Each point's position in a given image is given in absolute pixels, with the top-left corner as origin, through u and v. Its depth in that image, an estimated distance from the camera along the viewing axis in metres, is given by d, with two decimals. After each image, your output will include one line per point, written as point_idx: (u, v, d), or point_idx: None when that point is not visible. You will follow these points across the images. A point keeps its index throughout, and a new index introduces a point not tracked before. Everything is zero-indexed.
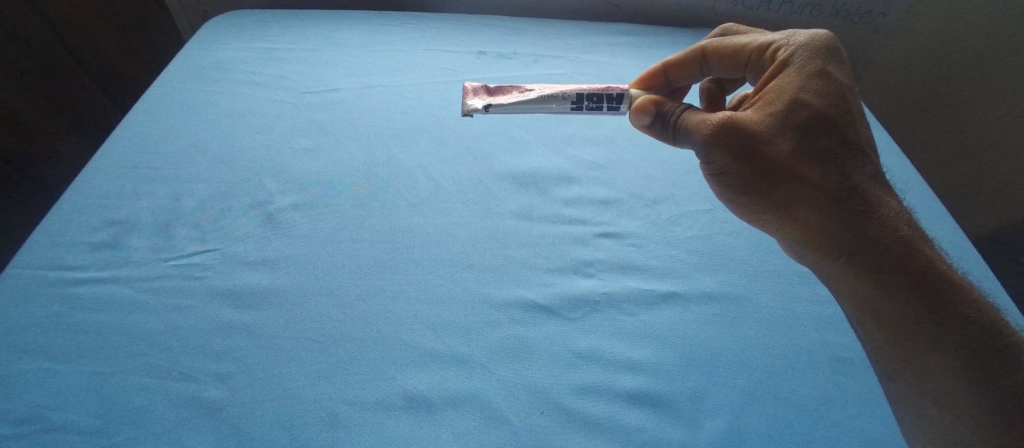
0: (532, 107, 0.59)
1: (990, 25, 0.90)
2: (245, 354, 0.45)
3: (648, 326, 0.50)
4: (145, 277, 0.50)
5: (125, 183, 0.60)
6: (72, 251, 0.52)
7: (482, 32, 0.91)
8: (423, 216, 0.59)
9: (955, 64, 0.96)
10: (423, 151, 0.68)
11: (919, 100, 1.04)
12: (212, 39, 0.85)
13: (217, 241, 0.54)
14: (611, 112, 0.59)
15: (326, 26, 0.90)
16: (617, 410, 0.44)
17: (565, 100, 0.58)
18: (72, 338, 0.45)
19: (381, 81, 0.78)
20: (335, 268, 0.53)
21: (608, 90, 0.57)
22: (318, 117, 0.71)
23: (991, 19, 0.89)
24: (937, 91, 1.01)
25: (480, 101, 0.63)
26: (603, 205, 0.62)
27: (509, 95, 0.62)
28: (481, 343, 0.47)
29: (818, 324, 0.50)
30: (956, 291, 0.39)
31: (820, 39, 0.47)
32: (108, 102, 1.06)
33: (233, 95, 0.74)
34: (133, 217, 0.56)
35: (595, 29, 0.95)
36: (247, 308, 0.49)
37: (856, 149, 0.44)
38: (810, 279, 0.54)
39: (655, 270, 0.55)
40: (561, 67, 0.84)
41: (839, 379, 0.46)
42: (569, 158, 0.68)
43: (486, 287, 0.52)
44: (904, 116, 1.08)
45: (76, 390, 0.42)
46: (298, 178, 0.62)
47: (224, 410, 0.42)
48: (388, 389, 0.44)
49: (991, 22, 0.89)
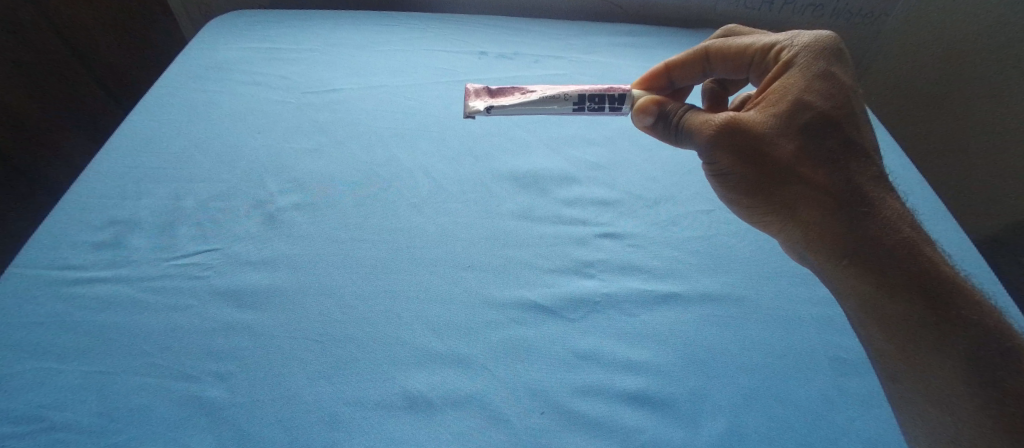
0: (533, 108, 0.59)
1: (995, 25, 0.89)
2: (247, 354, 0.45)
3: (648, 327, 0.50)
4: (146, 277, 0.50)
5: (127, 182, 0.60)
6: (75, 249, 0.52)
7: (482, 32, 0.91)
8: (424, 216, 0.59)
9: (958, 66, 0.96)
10: (424, 151, 0.68)
11: (921, 102, 1.04)
12: (214, 38, 0.85)
13: (219, 241, 0.54)
14: (612, 112, 0.59)
15: (328, 27, 0.90)
16: (617, 410, 0.44)
17: (566, 100, 0.58)
18: (74, 337, 0.45)
19: (382, 81, 0.78)
20: (335, 269, 0.53)
21: (610, 90, 0.57)
22: (319, 117, 0.71)
23: (995, 20, 0.89)
24: (939, 92, 1.00)
25: (483, 104, 0.62)
26: (604, 205, 0.62)
27: (509, 97, 0.62)
28: (481, 343, 0.47)
29: (818, 325, 0.50)
30: (958, 293, 0.39)
31: (823, 40, 0.47)
32: (109, 101, 1.05)
33: (235, 95, 0.74)
34: (135, 217, 0.56)
35: (596, 30, 0.95)
36: (249, 309, 0.49)
37: (858, 150, 0.44)
38: (811, 280, 0.54)
39: (655, 270, 0.55)
40: (561, 67, 0.84)
41: (840, 381, 0.46)
42: (569, 159, 0.68)
43: (486, 287, 0.52)
44: (906, 118, 1.07)
45: (78, 389, 0.42)
46: (300, 178, 0.62)
47: (223, 409, 0.42)
48: (388, 389, 0.44)
49: (996, 22, 0.89)
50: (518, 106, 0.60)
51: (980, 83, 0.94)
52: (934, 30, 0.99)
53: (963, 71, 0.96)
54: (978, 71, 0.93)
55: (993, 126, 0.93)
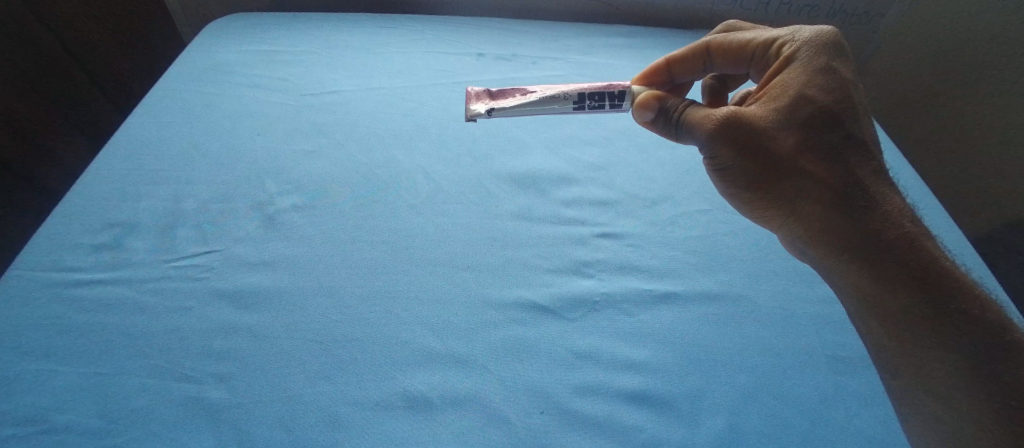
0: (534, 109, 0.60)
1: (987, 24, 0.90)
2: (246, 356, 0.45)
3: (647, 326, 0.50)
4: (146, 279, 0.50)
5: (125, 184, 0.60)
6: (73, 251, 0.52)
7: (480, 34, 0.91)
8: (423, 217, 0.59)
9: (954, 66, 0.97)
10: (423, 152, 0.68)
11: (919, 103, 1.04)
12: (213, 41, 0.86)
13: (218, 243, 0.55)
14: (612, 110, 0.59)
15: (326, 29, 0.90)
16: (617, 409, 0.44)
17: (566, 100, 0.59)
18: (72, 340, 0.45)
19: (381, 83, 0.79)
20: (335, 271, 0.53)
21: (609, 88, 0.58)
22: (317, 119, 0.72)
23: (990, 18, 0.90)
24: (935, 92, 1.01)
25: (484, 106, 0.63)
26: (602, 205, 0.62)
27: (510, 99, 0.62)
28: (480, 343, 0.47)
29: (817, 323, 0.50)
30: (959, 287, 0.39)
31: (825, 35, 0.47)
32: (104, 99, 1.05)
33: (233, 97, 0.74)
34: (134, 219, 0.56)
35: (594, 30, 0.95)
36: (248, 310, 0.49)
37: (860, 145, 0.44)
38: (809, 277, 0.55)
39: (653, 269, 0.55)
40: (560, 68, 0.84)
41: (839, 379, 0.46)
42: (568, 159, 0.68)
43: (486, 287, 0.52)
44: (903, 118, 1.08)
45: (76, 391, 0.42)
46: (299, 180, 0.63)
47: (223, 410, 0.42)
48: (388, 389, 0.44)
49: (991, 21, 0.90)
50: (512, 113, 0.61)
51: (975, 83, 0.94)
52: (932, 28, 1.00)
53: (958, 70, 0.96)
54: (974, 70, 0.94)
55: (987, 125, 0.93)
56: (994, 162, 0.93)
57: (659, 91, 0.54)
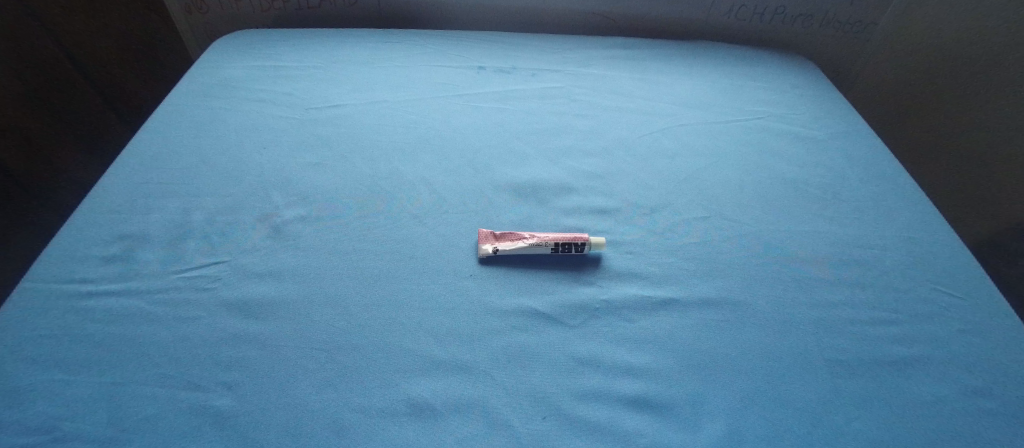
0: (518, 248, 0.57)
1: (992, 41, 1.00)
2: (253, 363, 0.46)
3: (648, 332, 0.51)
4: (156, 289, 0.52)
5: (136, 196, 0.61)
6: (85, 262, 0.53)
7: (480, 47, 0.93)
8: (425, 227, 0.60)
9: (965, 79, 1.06)
10: (425, 164, 0.69)
11: (930, 112, 1.14)
12: (219, 57, 0.88)
13: (226, 254, 0.56)
14: (573, 258, 0.58)
15: (331, 44, 0.92)
16: (619, 414, 0.44)
17: (544, 246, 0.57)
18: (82, 350, 0.46)
19: (384, 97, 0.80)
20: (338, 280, 0.54)
21: (576, 239, 0.58)
22: (322, 132, 0.73)
23: (998, 24, 0.98)
24: (947, 102, 1.10)
25: (487, 238, 0.58)
26: (602, 214, 0.63)
27: (505, 242, 0.58)
28: (482, 350, 0.48)
29: (815, 328, 0.51)
30: None
31: None
32: (104, 105, 1.15)
33: (241, 112, 0.76)
34: (144, 230, 0.57)
35: (591, 43, 0.97)
36: (257, 319, 0.50)
37: None
38: (805, 283, 0.56)
39: (653, 277, 0.56)
40: (559, 80, 0.86)
41: (837, 382, 0.47)
42: (568, 169, 0.70)
43: (487, 295, 0.53)
44: (913, 127, 1.18)
45: (86, 400, 0.43)
46: (304, 191, 0.64)
47: (231, 418, 0.42)
48: (391, 396, 0.44)
49: (999, 31, 0.99)
50: (502, 238, 0.58)
51: (985, 97, 1.04)
52: (941, 32, 1.06)
53: (972, 76, 1.05)
54: (981, 81, 1.04)
55: (997, 136, 1.03)
56: (1012, 175, 1.02)
57: (603, 241, 0.58)
